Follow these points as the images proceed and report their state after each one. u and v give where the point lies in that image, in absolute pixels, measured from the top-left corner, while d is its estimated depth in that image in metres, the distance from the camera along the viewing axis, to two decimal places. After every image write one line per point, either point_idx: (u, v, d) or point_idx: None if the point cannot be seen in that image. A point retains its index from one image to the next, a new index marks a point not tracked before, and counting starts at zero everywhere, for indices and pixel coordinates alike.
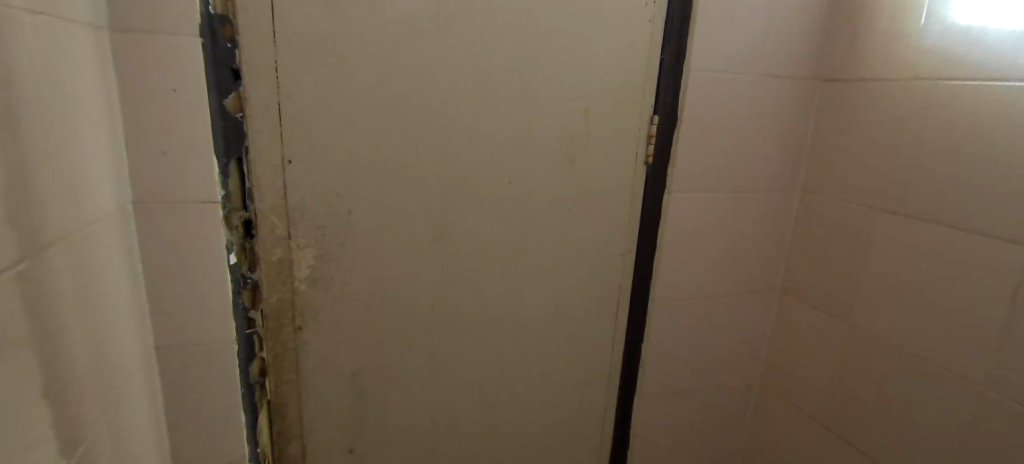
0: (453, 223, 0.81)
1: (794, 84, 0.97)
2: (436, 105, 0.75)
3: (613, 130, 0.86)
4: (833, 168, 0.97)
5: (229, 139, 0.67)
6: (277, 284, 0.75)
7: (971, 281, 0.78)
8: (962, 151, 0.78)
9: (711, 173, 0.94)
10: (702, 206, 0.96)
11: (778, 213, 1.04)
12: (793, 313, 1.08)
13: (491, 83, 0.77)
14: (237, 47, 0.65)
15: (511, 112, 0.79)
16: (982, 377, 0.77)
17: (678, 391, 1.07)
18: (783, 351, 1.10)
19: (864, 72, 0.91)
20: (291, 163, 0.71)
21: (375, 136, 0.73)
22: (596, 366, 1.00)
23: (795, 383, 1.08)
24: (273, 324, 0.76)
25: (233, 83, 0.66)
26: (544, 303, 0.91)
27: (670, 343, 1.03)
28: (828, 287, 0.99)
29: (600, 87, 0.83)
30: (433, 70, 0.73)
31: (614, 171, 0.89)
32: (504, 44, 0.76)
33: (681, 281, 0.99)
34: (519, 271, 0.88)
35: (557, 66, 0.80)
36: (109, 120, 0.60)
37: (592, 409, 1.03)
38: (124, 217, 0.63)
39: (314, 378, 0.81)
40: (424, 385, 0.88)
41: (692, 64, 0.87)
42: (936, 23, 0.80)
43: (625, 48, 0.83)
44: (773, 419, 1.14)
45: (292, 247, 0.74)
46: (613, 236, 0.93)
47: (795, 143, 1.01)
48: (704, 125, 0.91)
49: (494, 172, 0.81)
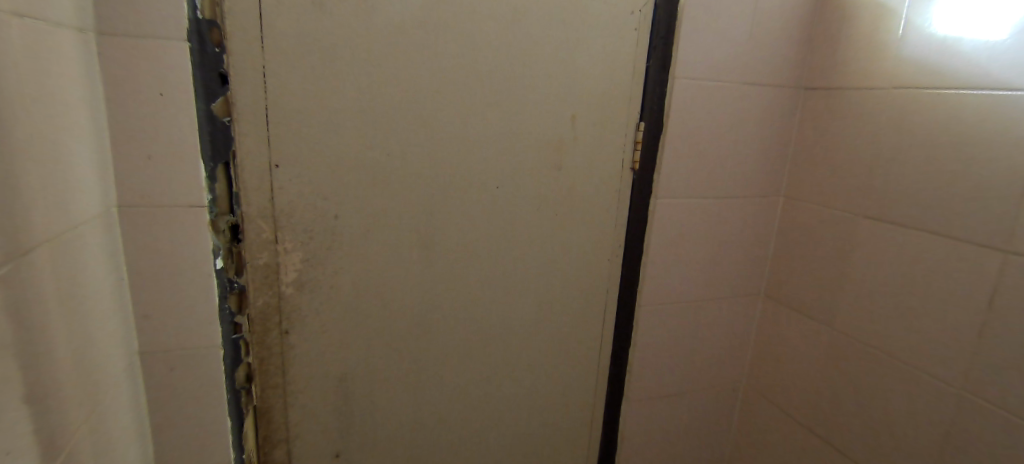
0: (441, 227, 0.82)
1: (777, 90, 0.99)
2: (424, 111, 0.76)
3: (599, 137, 0.87)
4: (816, 174, 0.99)
5: (216, 144, 0.67)
6: (263, 288, 0.75)
7: (946, 286, 0.80)
8: (938, 158, 0.80)
9: (696, 180, 0.96)
10: (687, 211, 0.97)
11: (762, 216, 1.05)
12: (775, 315, 1.09)
13: (480, 89, 0.78)
14: (225, 51, 0.65)
15: (498, 118, 0.80)
16: (959, 380, 0.79)
17: (665, 393, 1.08)
18: (767, 354, 1.12)
19: (845, 80, 0.93)
20: (278, 168, 0.71)
21: (364, 139, 0.74)
22: (585, 367, 1.01)
23: (780, 385, 1.09)
24: (259, 329, 0.76)
25: (220, 86, 0.66)
26: (533, 306, 0.92)
27: (657, 346, 1.03)
28: (811, 292, 1.01)
29: (588, 94, 0.84)
30: (421, 77, 0.74)
31: (601, 175, 0.90)
32: (491, 51, 0.77)
33: (666, 284, 1.00)
34: (506, 274, 0.88)
35: (545, 72, 0.81)
36: (94, 120, 0.59)
37: (581, 412, 1.04)
38: (109, 219, 0.63)
39: (299, 381, 0.81)
40: (410, 387, 0.88)
41: (678, 72, 0.89)
42: (913, 33, 0.82)
43: (611, 53, 0.84)
44: (758, 421, 1.15)
45: (279, 251, 0.74)
46: (601, 240, 0.94)
47: (778, 149, 1.03)
48: (689, 131, 0.92)
49: (481, 178, 0.82)
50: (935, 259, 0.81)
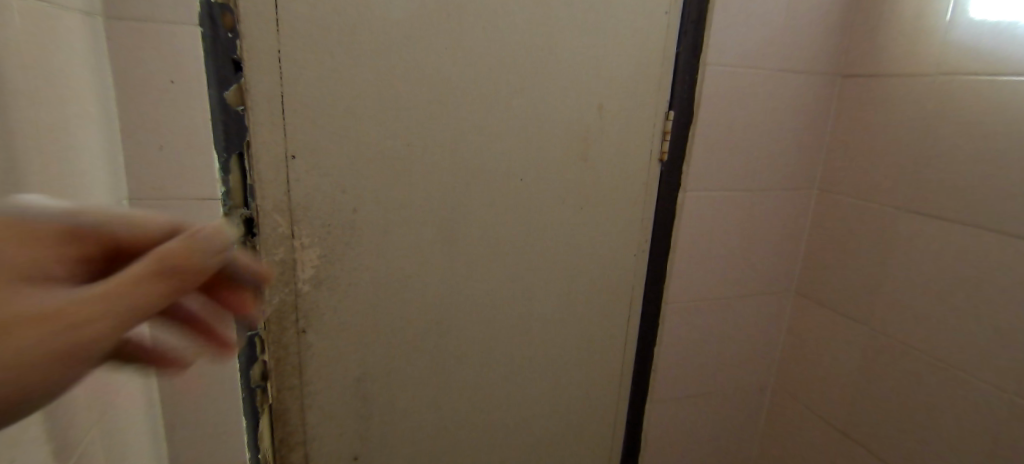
0: (462, 221, 0.78)
1: (813, 77, 0.94)
2: (445, 100, 0.72)
3: (627, 127, 0.83)
4: (854, 166, 0.94)
5: (229, 134, 0.64)
6: (279, 286, 0.72)
7: (997, 284, 0.75)
8: (990, 149, 0.75)
9: (726, 172, 0.92)
10: (717, 205, 0.93)
11: (795, 210, 1.01)
12: (807, 313, 1.05)
13: (503, 77, 0.74)
14: (238, 37, 0.62)
15: (522, 106, 0.76)
16: (1010, 385, 0.74)
17: (691, 393, 1.04)
18: (798, 353, 1.07)
19: (887, 67, 0.88)
20: (294, 158, 0.68)
21: (383, 129, 0.70)
22: (609, 366, 0.97)
23: (811, 386, 1.05)
24: (275, 328, 0.74)
25: (233, 74, 0.63)
26: (556, 303, 0.88)
27: (683, 344, 1.00)
28: (846, 289, 0.97)
29: (617, 81, 0.80)
30: (442, 63, 0.71)
31: (627, 167, 0.86)
32: (515, 35, 0.73)
33: (694, 281, 0.96)
34: (529, 270, 0.85)
35: (572, 58, 0.77)
36: (103, 109, 0.57)
37: (604, 412, 1.01)
38: (119, 211, 0.61)
39: (316, 382, 0.78)
40: (430, 386, 0.85)
41: (709, 58, 0.84)
42: (962, 16, 0.77)
43: (640, 37, 0.80)
44: (787, 423, 1.11)
45: (296, 247, 0.71)
46: (628, 234, 0.90)
47: (813, 139, 0.98)
48: (720, 121, 0.88)
49: (504, 170, 0.78)
50: (985, 255, 0.76)
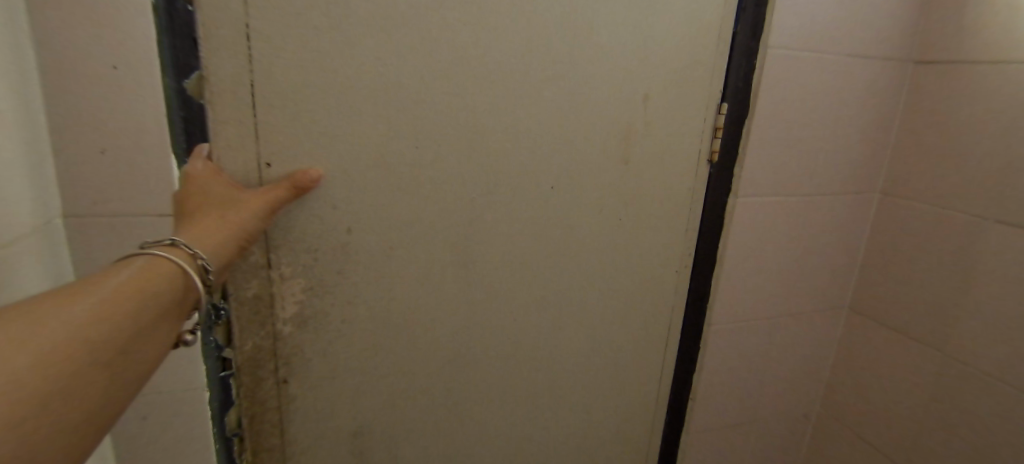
0: (479, 238, 0.65)
1: (883, 64, 0.80)
2: (458, 90, 0.58)
3: (674, 124, 0.70)
4: (928, 168, 0.81)
5: (190, 132, 0.51)
6: (253, 328, 0.59)
7: None
8: None
9: (783, 175, 0.79)
10: (770, 212, 0.80)
11: (854, 218, 0.88)
12: (862, 333, 0.93)
13: (529, 63, 0.60)
14: (198, 9, 0.48)
15: (551, 99, 0.63)
16: None
17: (731, 423, 0.93)
18: (850, 377, 0.95)
19: (975, 52, 0.75)
20: (269, 166, 0.54)
21: (384, 128, 0.57)
22: (642, 396, 0.85)
23: (866, 415, 0.93)
24: (250, 377, 0.61)
25: (193, 57, 0.49)
26: (586, 329, 0.76)
27: (725, 370, 0.88)
28: (915, 309, 0.85)
29: (664, 67, 0.67)
30: (455, 45, 0.57)
31: (672, 170, 0.72)
32: (544, 10, 0.59)
33: (741, 299, 0.84)
34: (556, 293, 0.72)
35: (612, 40, 0.63)
36: (23, 103, 0.43)
37: (635, 446, 0.89)
38: (50, 234, 0.47)
39: (302, 437, 0.66)
40: (439, 428, 0.72)
41: (771, 40, 0.71)
42: None
43: (693, 15, 0.66)
44: (834, 453, 0.99)
45: (274, 278, 0.58)
46: (669, 248, 0.77)
47: (878, 136, 0.85)
48: (779, 115, 0.75)
49: (529, 177, 0.65)
50: None
